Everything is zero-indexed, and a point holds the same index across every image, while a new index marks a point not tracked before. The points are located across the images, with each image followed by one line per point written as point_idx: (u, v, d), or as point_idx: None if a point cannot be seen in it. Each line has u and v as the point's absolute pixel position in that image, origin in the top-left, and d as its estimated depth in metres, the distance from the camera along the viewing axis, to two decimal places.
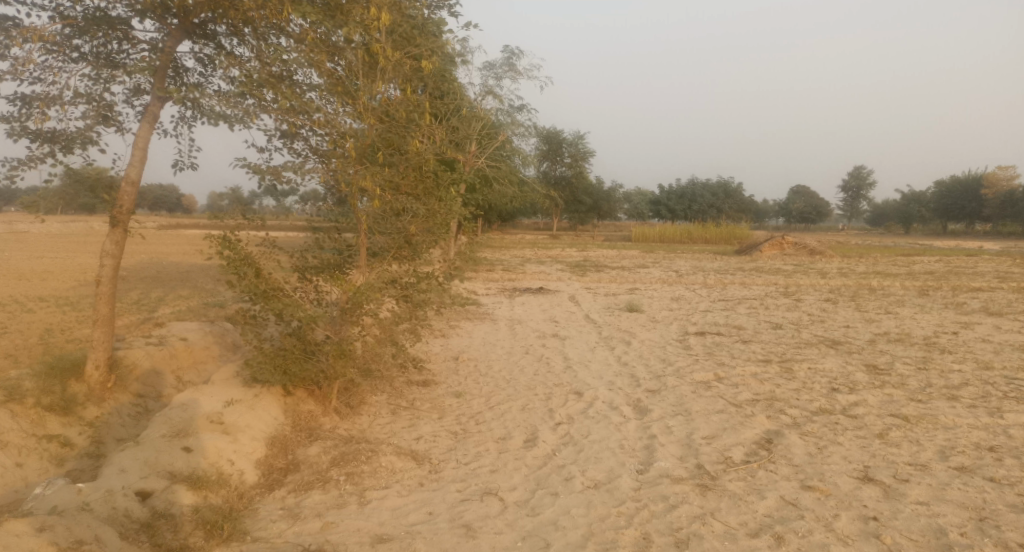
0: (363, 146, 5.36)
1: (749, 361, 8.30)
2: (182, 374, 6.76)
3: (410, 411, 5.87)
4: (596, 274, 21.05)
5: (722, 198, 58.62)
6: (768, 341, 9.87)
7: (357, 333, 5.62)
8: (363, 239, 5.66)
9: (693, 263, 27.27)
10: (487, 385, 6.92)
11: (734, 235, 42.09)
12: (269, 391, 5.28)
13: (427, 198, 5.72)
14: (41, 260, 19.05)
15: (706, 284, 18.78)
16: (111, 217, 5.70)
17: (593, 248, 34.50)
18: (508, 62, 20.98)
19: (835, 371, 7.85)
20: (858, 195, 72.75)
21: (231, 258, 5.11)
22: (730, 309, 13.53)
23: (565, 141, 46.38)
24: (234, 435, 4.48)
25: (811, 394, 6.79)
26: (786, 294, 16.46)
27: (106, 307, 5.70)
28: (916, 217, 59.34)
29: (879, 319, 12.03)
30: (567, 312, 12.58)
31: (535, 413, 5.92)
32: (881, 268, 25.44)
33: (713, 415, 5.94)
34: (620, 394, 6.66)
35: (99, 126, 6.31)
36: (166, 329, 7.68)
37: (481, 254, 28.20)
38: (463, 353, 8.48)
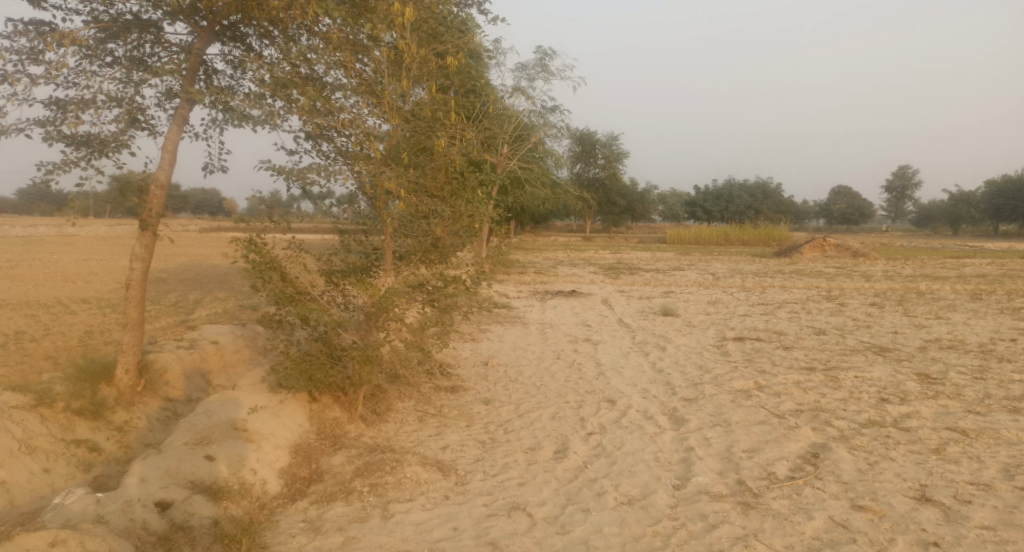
0: (389, 147, 5.24)
1: (790, 369, 7.94)
2: (211, 378, 6.74)
3: (437, 419, 5.72)
4: (629, 277, 20.70)
5: (760, 199, 57.40)
6: (811, 347, 9.46)
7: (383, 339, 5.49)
8: (389, 242, 5.53)
9: (730, 265, 26.67)
10: (517, 391, 6.74)
11: (772, 237, 41.12)
12: (295, 397, 5.18)
13: (455, 200, 5.56)
14: (86, 262, 19.60)
15: (744, 288, 18.27)
16: (141, 220, 5.69)
17: (627, 250, 34.07)
18: (541, 63, 20.81)
19: (884, 380, 7.44)
20: (902, 195, 70.47)
21: (256, 262, 5.03)
22: (770, 313, 13.10)
23: (599, 142, 46.00)
24: (257, 443, 4.39)
25: (859, 404, 6.43)
26: (829, 298, 15.88)
27: (136, 310, 5.70)
28: (964, 218, 57.16)
29: (929, 325, 11.46)
30: (600, 316, 12.33)
31: (565, 422, 5.72)
32: (929, 271, 24.47)
33: (753, 426, 5.65)
34: (655, 402, 6.41)
35: (131, 130, 6.34)
36: (197, 332, 7.70)
37: (514, 256, 28.06)
38: (492, 358, 8.33)
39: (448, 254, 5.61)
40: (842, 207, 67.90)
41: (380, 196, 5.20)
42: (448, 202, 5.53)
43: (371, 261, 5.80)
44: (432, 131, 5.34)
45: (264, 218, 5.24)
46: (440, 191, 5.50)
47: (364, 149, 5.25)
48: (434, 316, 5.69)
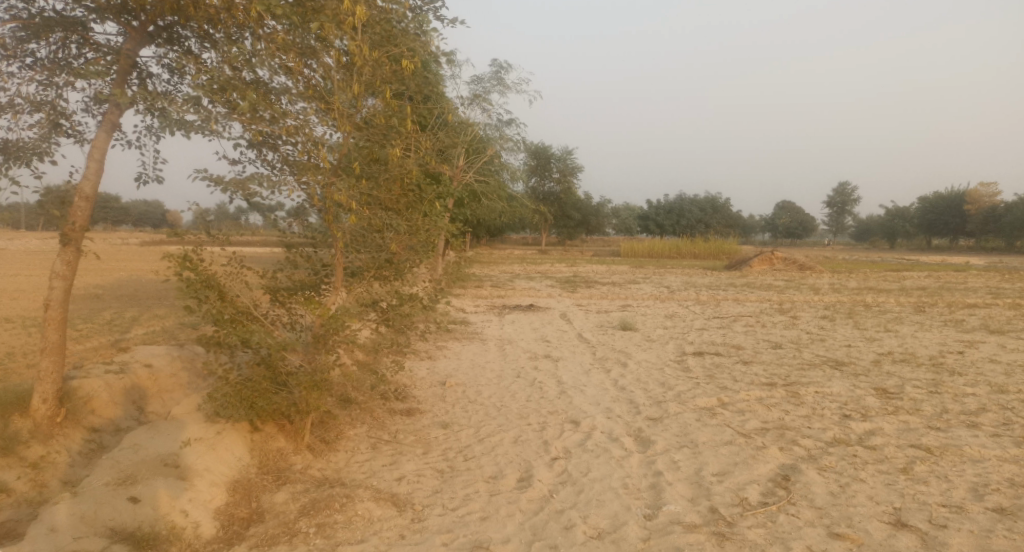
0: (339, 157, 4.89)
1: (752, 385, 7.86)
2: (144, 404, 6.21)
3: (392, 446, 5.36)
4: (586, 290, 20.63)
5: (710, 214, 58.71)
6: (769, 362, 9.46)
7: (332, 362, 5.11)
8: (339, 258, 5.16)
9: (684, 278, 26.99)
10: (476, 414, 6.43)
11: (723, 250, 41.96)
12: (234, 427, 4.75)
13: (410, 213, 5.25)
14: (12, 277, 18.36)
15: (699, 301, 18.41)
16: (62, 235, 5.15)
17: (582, 263, 34.16)
18: (497, 76, 20.70)
19: (844, 395, 7.44)
20: (843, 211, 73.24)
21: (190, 280, 4.60)
22: (726, 327, 13.15)
23: (553, 156, 46.25)
24: (190, 481, 3.95)
25: (823, 421, 6.35)
26: (782, 311, 16.09)
27: (57, 333, 5.17)
28: (900, 233, 59.73)
29: (880, 338, 11.66)
30: (559, 331, 12.12)
31: (528, 447, 5.44)
32: (873, 283, 25.26)
33: (721, 447, 5.49)
34: (619, 423, 6.20)
35: (53, 136, 5.81)
36: (130, 354, 7.13)
37: (469, 270, 27.74)
38: (450, 377, 7.99)
39: (403, 271, 5.28)
40: (787, 221, 70.09)
41: (329, 209, 4.84)
42: (402, 216, 5.22)
43: (320, 278, 5.42)
44: (384, 141, 5.03)
45: (201, 233, 4.80)
46: (394, 204, 5.19)
47: (312, 158, 4.89)
48: (388, 337, 5.36)
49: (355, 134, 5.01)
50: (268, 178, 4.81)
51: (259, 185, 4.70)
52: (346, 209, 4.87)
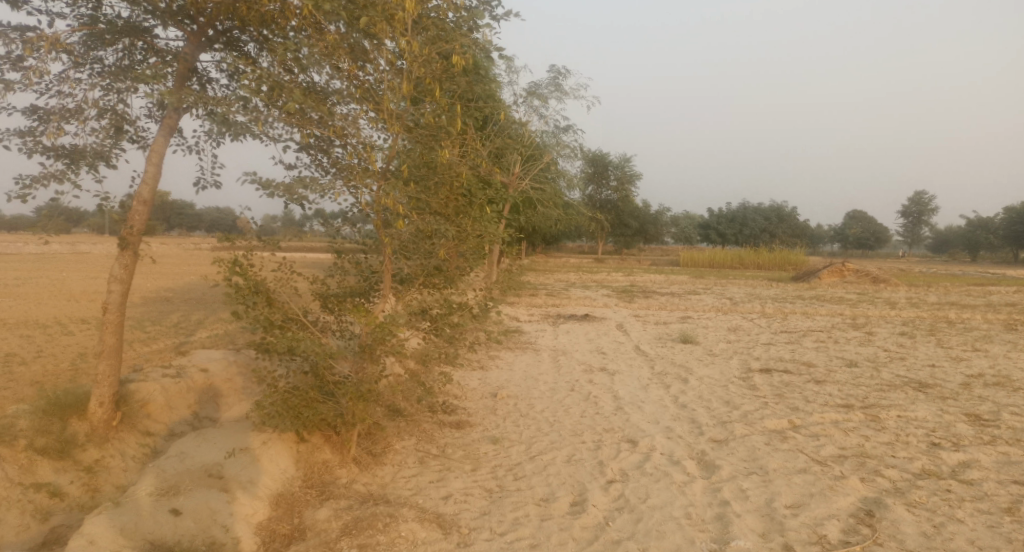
0: (389, 160, 4.71)
1: (825, 407, 7.30)
2: (198, 409, 6.22)
3: (440, 461, 5.15)
4: (644, 300, 20.06)
5: (775, 223, 56.72)
6: (844, 381, 8.82)
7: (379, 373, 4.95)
8: (388, 265, 4.99)
9: (747, 290, 26.01)
10: (529, 429, 6.16)
11: (788, 261, 40.35)
12: (280, 437, 4.63)
13: (460, 219, 5.02)
14: (92, 279, 19.31)
15: (764, 314, 17.60)
16: (121, 239, 5.21)
17: (640, 273, 33.46)
18: (555, 82, 20.52)
19: (931, 420, 6.80)
20: (919, 221, 69.48)
21: (238, 285, 4.52)
22: (794, 342, 12.45)
23: (611, 164, 45.65)
24: (232, 493, 3.84)
25: (908, 450, 5.78)
26: (855, 326, 15.16)
27: (114, 336, 5.20)
28: (983, 244, 56.12)
29: (967, 358, 10.75)
30: (616, 343, 11.73)
31: (583, 467, 5.13)
32: (954, 298, 23.65)
33: (794, 476, 5.03)
34: (681, 444, 5.81)
35: (115, 141, 5.88)
36: (187, 357, 7.21)
37: (525, 278, 27.56)
38: (502, 389, 7.76)
39: (455, 279, 5.07)
40: (858, 231, 66.99)
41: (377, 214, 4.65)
42: (453, 221, 5.00)
43: (370, 285, 5.27)
44: (435, 143, 4.83)
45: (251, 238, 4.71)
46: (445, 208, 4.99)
47: (360, 162, 4.74)
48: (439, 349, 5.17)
49: (405, 136, 4.83)
50: (317, 182, 4.69)
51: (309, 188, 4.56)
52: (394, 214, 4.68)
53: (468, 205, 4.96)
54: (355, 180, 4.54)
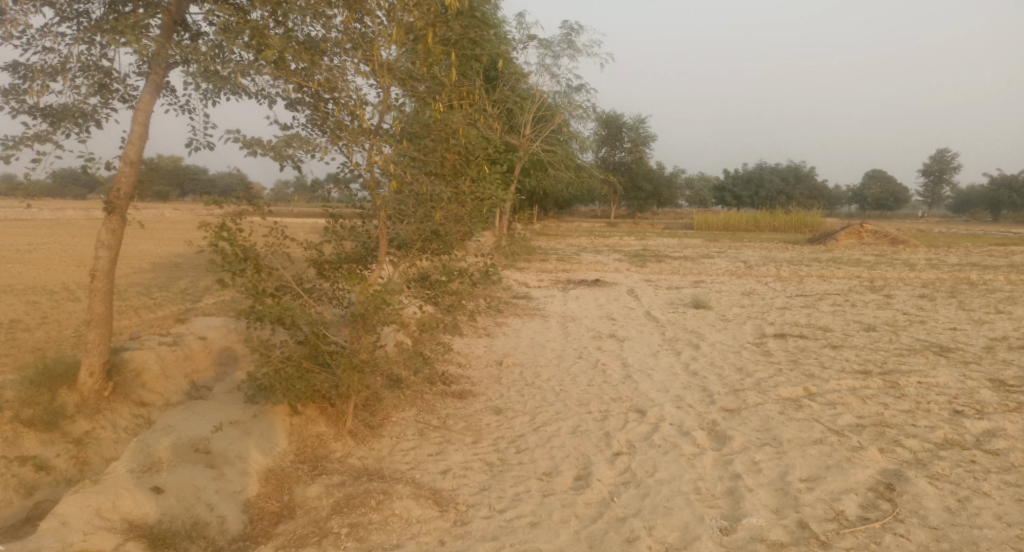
0: (381, 114, 4.39)
1: (842, 373, 7.05)
2: (195, 379, 6.09)
3: (440, 433, 4.98)
4: (656, 264, 19.74)
5: (792, 184, 55.66)
6: (862, 346, 8.54)
7: (375, 344, 4.74)
8: (382, 229, 4.70)
9: (762, 253, 25.54)
10: (533, 398, 5.99)
11: (805, 223, 39.56)
12: (273, 410, 4.46)
13: (459, 179, 4.71)
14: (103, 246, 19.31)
15: (780, 277, 17.24)
16: (107, 202, 4.96)
17: (653, 236, 33.00)
18: (567, 39, 19.87)
19: (953, 387, 6.52)
20: (940, 180, 67.86)
21: (225, 252, 4.25)
22: (811, 306, 12.14)
23: (624, 125, 44.77)
24: (219, 471, 3.69)
25: (931, 418, 5.53)
26: (874, 289, 14.77)
27: (103, 305, 5.03)
28: (1005, 204, 54.76)
29: (991, 321, 10.39)
30: (626, 308, 11.50)
31: (588, 439, 4.95)
32: (976, 259, 23.05)
33: (809, 447, 4.82)
34: (691, 414, 5.61)
35: (99, 99, 5.55)
36: (186, 325, 7.07)
37: (536, 242, 27.26)
38: (508, 356, 7.57)
39: (454, 244, 4.77)
40: (877, 192, 65.60)
41: (369, 174, 4.35)
42: (451, 181, 4.69)
43: (366, 251, 4.99)
44: (431, 97, 4.50)
45: (236, 201, 4.42)
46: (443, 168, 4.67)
47: (351, 117, 4.42)
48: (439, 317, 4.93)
49: (398, 90, 4.50)
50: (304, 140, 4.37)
51: (296, 146, 4.25)
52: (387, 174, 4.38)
53: (467, 164, 4.63)
54: (345, 136, 4.23)
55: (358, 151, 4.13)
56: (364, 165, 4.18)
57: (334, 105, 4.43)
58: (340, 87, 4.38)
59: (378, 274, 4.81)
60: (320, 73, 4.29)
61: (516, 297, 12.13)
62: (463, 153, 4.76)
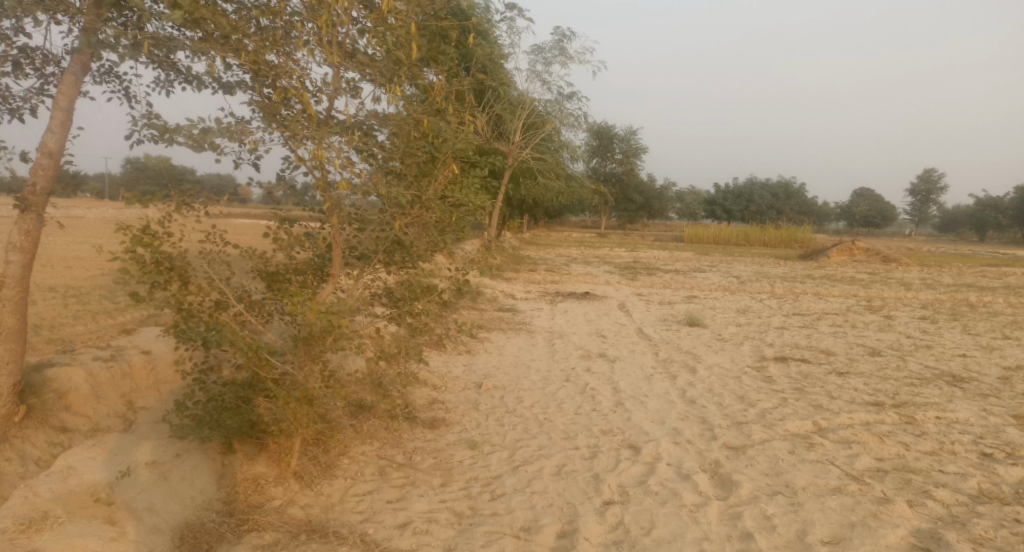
0: (330, 98, 3.67)
1: (852, 405, 6.46)
2: (133, 399, 5.38)
3: (403, 472, 4.30)
4: (647, 278, 19.18)
5: (782, 200, 55.56)
6: (869, 373, 7.95)
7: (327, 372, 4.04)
8: (335, 237, 3.99)
9: (754, 268, 25.09)
10: (514, 430, 5.33)
11: (795, 238, 39.22)
12: (203, 447, 3.77)
13: (423, 179, 4.05)
14: None
15: (774, 294, 16.72)
16: (20, 198, 4.26)
17: (643, 249, 32.52)
18: (560, 45, 19.38)
19: (976, 423, 5.93)
20: (927, 199, 68.15)
21: (141, 259, 3.55)
22: (809, 326, 11.58)
23: (616, 136, 44.48)
24: (120, 529, 2.98)
25: (959, 462, 4.93)
26: (872, 309, 14.26)
27: (15, 317, 4.34)
28: (991, 224, 54.94)
29: (1000, 348, 9.84)
30: (617, 325, 10.89)
31: (575, 482, 4.30)
32: (969, 280, 22.67)
33: (828, 498, 4.20)
34: (691, 452, 4.98)
35: (12, 76, 4.74)
36: (130, 337, 6.34)
37: (525, 252, 26.66)
38: (489, 378, 6.92)
39: (421, 255, 4.10)
40: (866, 210, 65.73)
41: (318, 170, 3.61)
42: (415, 182, 4.03)
43: (322, 261, 4.29)
44: (390, 78, 3.83)
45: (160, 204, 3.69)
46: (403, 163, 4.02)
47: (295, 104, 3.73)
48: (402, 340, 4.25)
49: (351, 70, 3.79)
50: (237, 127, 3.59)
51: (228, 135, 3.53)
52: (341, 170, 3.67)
53: (437, 163, 3.94)
54: (286, 122, 3.51)
55: (303, 141, 3.40)
56: (308, 160, 3.45)
57: (274, 89, 3.73)
58: (282, 68, 3.71)
59: (331, 289, 4.12)
60: (254, 45, 3.58)
61: (500, 311, 11.48)
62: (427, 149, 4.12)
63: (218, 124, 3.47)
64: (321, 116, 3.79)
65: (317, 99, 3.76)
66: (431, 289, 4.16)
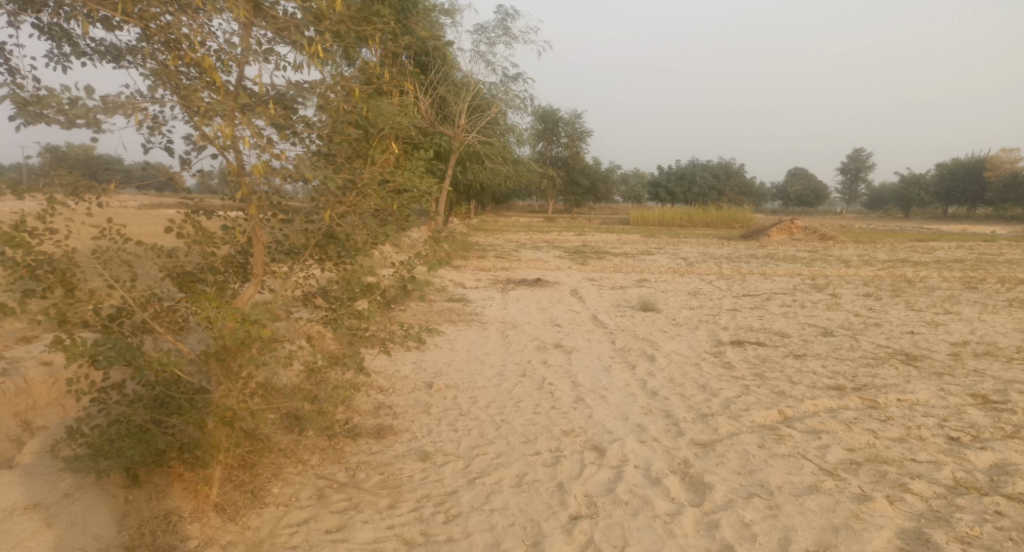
0: (239, 64, 3.08)
1: (815, 390, 6.30)
2: (30, 419, 4.70)
3: (345, 494, 3.82)
4: (597, 261, 19.00)
5: (723, 181, 56.73)
6: (825, 355, 7.87)
7: (251, 389, 3.48)
8: (255, 232, 3.41)
9: (701, 249, 25.33)
10: (469, 435, 4.90)
11: (737, 218, 39.98)
12: (103, 482, 3.20)
13: (358, 162, 3.54)
14: None
15: (723, 275, 16.80)
16: None
17: (591, 232, 32.49)
18: (503, 24, 18.83)
19: (937, 405, 5.84)
20: (858, 179, 70.89)
21: (11, 262, 2.92)
22: (760, 307, 11.55)
23: (561, 119, 44.33)
24: None
25: (929, 448, 4.78)
26: (818, 287, 14.43)
27: None
28: (915, 201, 57.57)
29: (944, 323, 9.99)
30: (570, 312, 10.59)
31: (539, 495, 3.91)
32: (902, 255, 23.46)
33: (806, 497, 3.94)
34: (659, 452, 4.67)
35: None
36: (31, 346, 5.59)
37: (474, 237, 26.16)
38: (440, 377, 6.45)
39: (359, 250, 3.59)
40: (801, 190, 67.93)
41: (228, 151, 3.02)
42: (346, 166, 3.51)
43: (244, 258, 3.71)
44: (310, 41, 3.26)
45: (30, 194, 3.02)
46: (332, 144, 3.49)
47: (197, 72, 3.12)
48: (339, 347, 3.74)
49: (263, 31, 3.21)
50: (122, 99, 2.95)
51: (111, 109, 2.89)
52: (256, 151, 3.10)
53: (374, 142, 3.42)
54: (186, 92, 2.90)
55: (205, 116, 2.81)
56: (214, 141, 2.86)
57: (169, 55, 3.12)
58: (179, 27, 3.09)
59: (252, 294, 3.55)
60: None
61: (450, 301, 11.00)
62: (359, 126, 3.59)
63: (97, 95, 2.83)
64: (229, 87, 3.19)
65: (224, 67, 3.16)
66: (371, 288, 3.66)
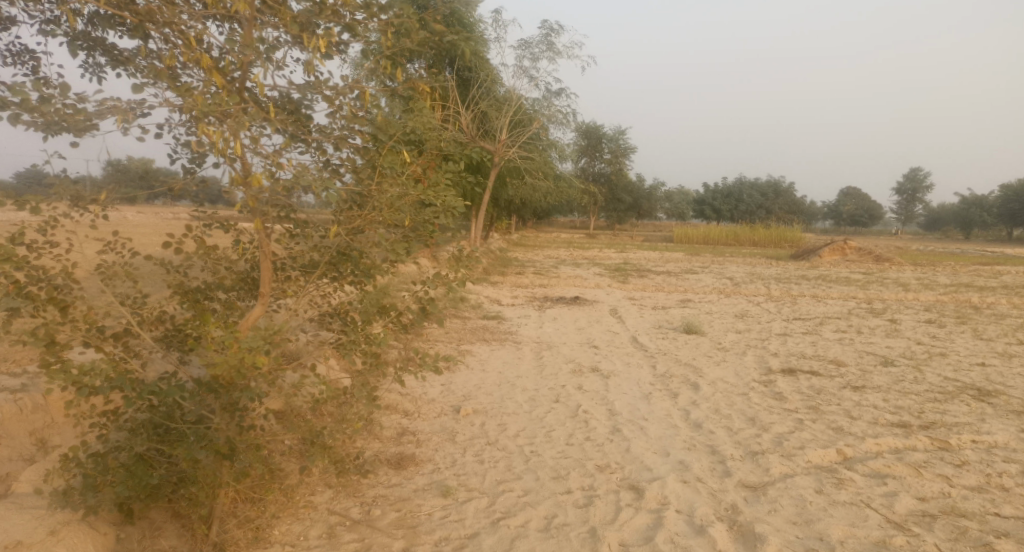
0: (243, 64, 2.80)
1: (876, 427, 5.76)
2: (46, 438, 4.34)
3: (357, 533, 3.53)
4: (639, 280, 18.50)
5: (771, 199, 55.28)
6: (886, 387, 7.26)
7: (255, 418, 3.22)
8: (260, 249, 3.13)
9: (747, 269, 24.50)
10: (494, 468, 4.57)
11: (785, 238, 38.78)
12: (98, 515, 2.98)
13: (370, 175, 3.29)
14: None
15: (771, 297, 16.10)
16: None
17: (632, 250, 31.91)
18: (546, 39, 18.66)
19: (1018, 449, 5.24)
20: (914, 198, 68.24)
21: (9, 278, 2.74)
22: (813, 333, 10.91)
23: (604, 135, 44.02)
24: None
25: (1015, 500, 4.23)
26: (874, 312, 13.64)
27: None
28: (976, 222, 54.96)
29: (1019, 355, 9.20)
30: (609, 333, 10.18)
31: (568, 541, 3.54)
32: (965, 280, 22.18)
33: None
34: (703, 494, 4.24)
35: None
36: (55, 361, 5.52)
37: (513, 253, 25.93)
38: (469, 401, 6.14)
39: (374, 269, 3.31)
40: (853, 209, 65.74)
41: (230, 160, 2.73)
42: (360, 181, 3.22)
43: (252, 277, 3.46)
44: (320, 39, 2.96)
45: (24, 204, 2.77)
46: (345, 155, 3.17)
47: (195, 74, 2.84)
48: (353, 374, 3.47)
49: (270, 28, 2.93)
50: (115, 104, 2.69)
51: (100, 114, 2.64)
52: (261, 160, 2.82)
53: (389, 151, 3.06)
54: (183, 93, 2.62)
55: (200, 119, 2.52)
56: (212, 148, 2.57)
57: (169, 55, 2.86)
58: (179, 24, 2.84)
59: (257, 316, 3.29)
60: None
61: (485, 319, 10.72)
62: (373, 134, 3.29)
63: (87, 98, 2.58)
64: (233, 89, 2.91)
65: (227, 67, 2.88)
66: (387, 310, 3.37)
